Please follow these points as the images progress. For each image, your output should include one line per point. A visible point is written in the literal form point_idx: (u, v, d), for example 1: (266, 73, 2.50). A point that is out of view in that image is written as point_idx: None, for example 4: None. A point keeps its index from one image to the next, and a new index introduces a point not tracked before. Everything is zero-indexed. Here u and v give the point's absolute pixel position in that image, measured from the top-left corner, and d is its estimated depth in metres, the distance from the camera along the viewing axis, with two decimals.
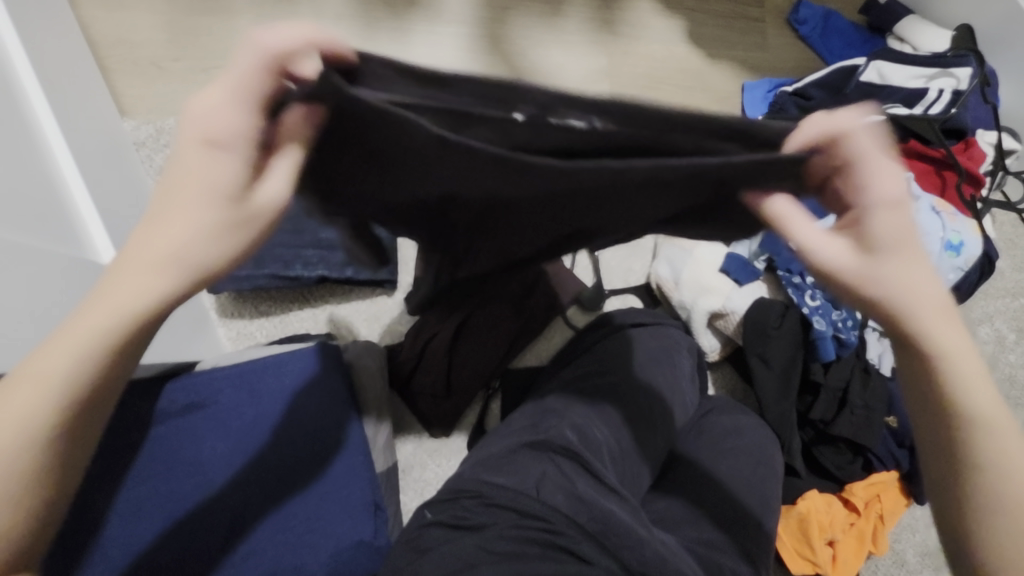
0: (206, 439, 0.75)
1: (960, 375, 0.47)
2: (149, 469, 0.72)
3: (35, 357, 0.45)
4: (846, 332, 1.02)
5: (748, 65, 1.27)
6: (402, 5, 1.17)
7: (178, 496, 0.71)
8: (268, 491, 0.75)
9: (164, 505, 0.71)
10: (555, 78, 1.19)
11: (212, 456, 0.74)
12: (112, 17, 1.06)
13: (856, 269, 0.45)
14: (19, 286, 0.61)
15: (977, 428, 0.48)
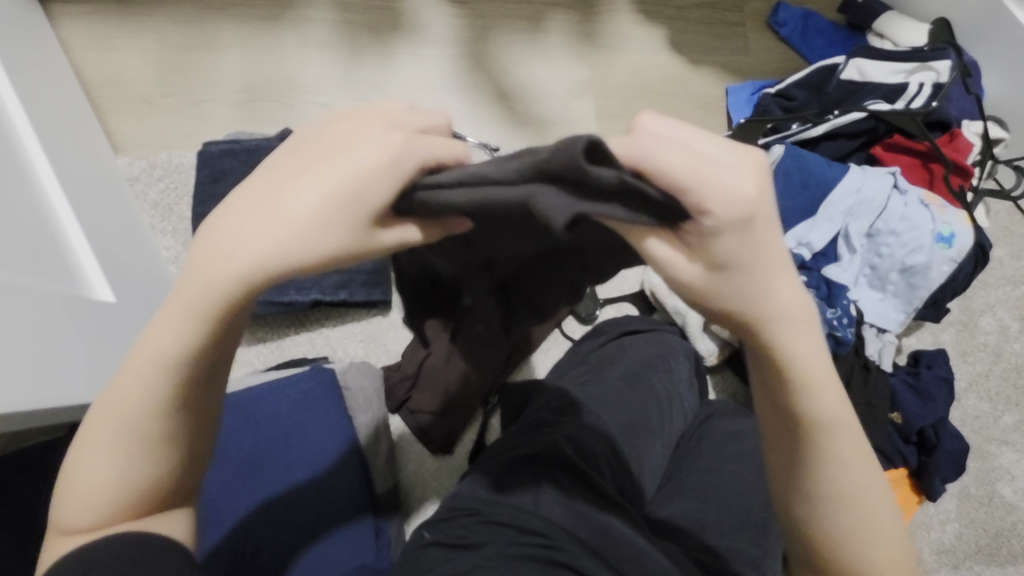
0: (253, 441, 0.82)
1: (833, 435, 0.47)
2: (241, 466, 0.80)
3: (105, 401, 0.46)
4: (842, 330, 0.94)
5: (731, 69, 1.29)
6: (384, 29, 1.19)
7: (257, 488, 0.80)
8: (281, 508, 0.79)
9: (243, 490, 0.79)
10: (540, 93, 1.21)
11: (275, 458, 0.82)
12: (103, 58, 1.08)
13: (704, 282, 0.38)
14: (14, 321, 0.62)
15: (830, 464, 0.48)
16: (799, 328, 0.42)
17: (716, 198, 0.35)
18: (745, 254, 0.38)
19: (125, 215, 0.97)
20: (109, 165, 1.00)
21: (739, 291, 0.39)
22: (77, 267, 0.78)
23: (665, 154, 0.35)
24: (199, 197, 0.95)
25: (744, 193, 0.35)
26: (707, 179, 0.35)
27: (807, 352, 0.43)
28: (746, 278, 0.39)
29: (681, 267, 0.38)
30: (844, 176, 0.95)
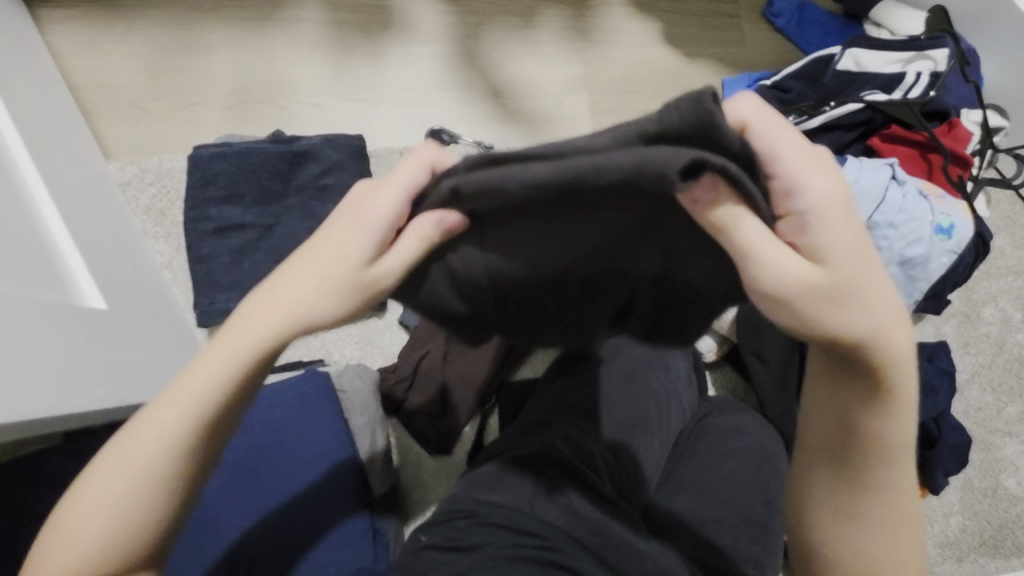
0: (245, 446, 0.81)
1: (894, 439, 0.50)
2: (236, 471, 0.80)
3: (117, 448, 0.50)
4: None
5: (726, 61, 1.27)
6: (375, 28, 1.18)
7: (252, 493, 0.79)
8: (277, 513, 0.79)
9: (238, 495, 0.79)
10: (533, 89, 1.20)
11: (269, 464, 0.81)
12: (92, 63, 1.08)
13: (824, 276, 0.41)
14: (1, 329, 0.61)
15: (878, 464, 0.51)
16: (885, 331, 0.44)
17: (818, 177, 0.40)
18: (845, 247, 0.41)
19: (116, 220, 0.96)
20: (101, 171, 1.00)
21: (846, 278, 0.42)
22: (65, 271, 0.77)
23: (776, 130, 0.39)
24: (191, 201, 0.95)
25: (830, 186, 0.40)
26: (806, 163, 0.40)
27: (889, 358, 0.45)
28: (849, 267, 0.42)
29: (796, 266, 0.41)
30: (841, 167, 0.94)
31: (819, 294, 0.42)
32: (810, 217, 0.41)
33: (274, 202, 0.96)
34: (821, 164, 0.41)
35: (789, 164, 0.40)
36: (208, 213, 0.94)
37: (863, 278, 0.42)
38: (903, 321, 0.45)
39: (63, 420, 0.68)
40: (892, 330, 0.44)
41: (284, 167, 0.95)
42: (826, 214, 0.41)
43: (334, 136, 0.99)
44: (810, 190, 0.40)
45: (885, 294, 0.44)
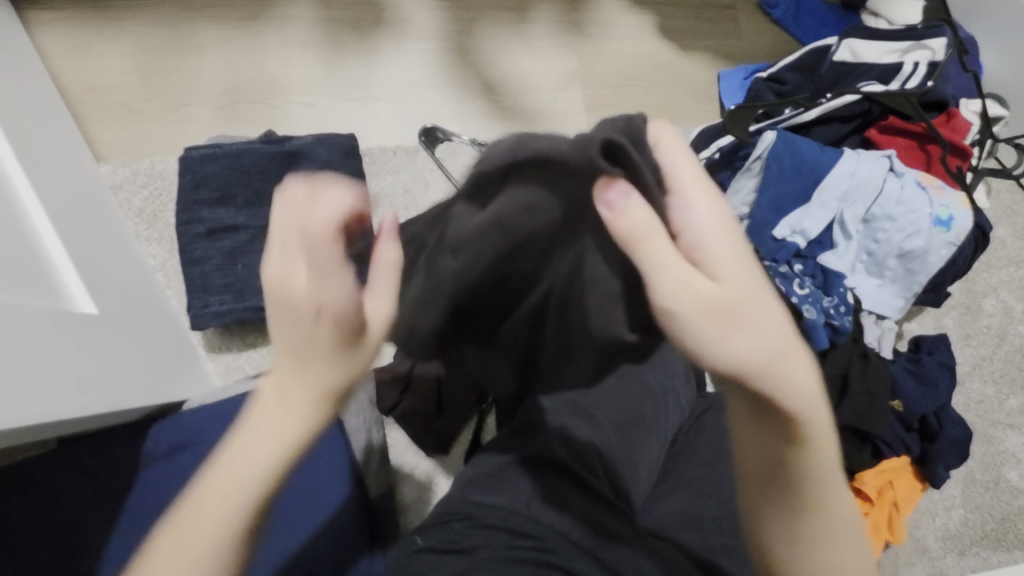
0: None
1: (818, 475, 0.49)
2: None
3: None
4: (839, 319, 0.92)
5: (722, 54, 1.26)
6: (367, 25, 1.17)
7: None
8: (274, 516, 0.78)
9: None
10: (527, 85, 1.19)
11: None
12: (82, 65, 1.07)
13: (718, 294, 0.42)
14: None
15: (804, 500, 0.49)
16: (793, 364, 0.44)
17: (697, 206, 0.44)
18: (738, 271, 0.43)
19: (109, 224, 0.96)
20: (92, 174, 0.99)
21: (744, 300, 0.43)
22: (55, 275, 0.76)
23: (677, 157, 0.44)
24: (182, 203, 0.94)
25: (712, 216, 0.44)
26: (696, 191, 0.44)
27: (801, 393, 0.45)
28: (744, 290, 0.43)
29: (687, 277, 0.42)
30: (839, 160, 0.93)
31: (718, 322, 0.42)
32: (697, 239, 0.44)
33: (267, 203, 0.95)
34: (709, 196, 0.44)
35: (682, 191, 0.44)
36: (200, 215, 0.93)
37: (759, 306, 0.43)
38: (801, 354, 0.45)
39: (57, 425, 0.67)
40: (792, 358, 0.44)
41: (276, 167, 0.95)
42: (719, 238, 0.43)
43: (325, 136, 0.98)
44: (695, 220, 0.44)
45: (782, 325, 0.44)
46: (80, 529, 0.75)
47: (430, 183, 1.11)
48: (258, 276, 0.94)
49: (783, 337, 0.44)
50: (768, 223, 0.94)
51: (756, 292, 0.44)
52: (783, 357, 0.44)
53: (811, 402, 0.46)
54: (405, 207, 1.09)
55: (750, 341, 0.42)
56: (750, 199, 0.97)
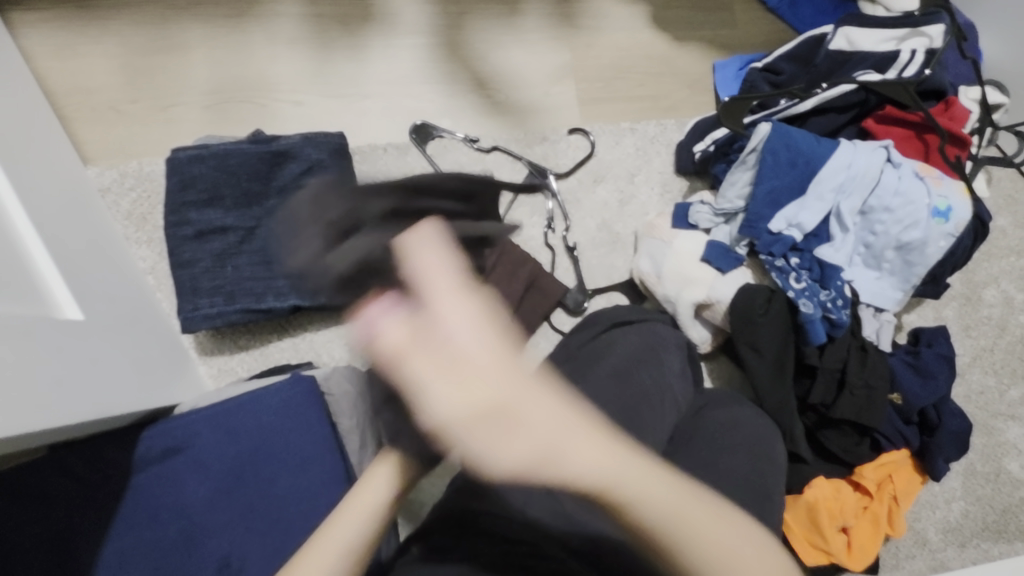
0: (233, 455, 0.80)
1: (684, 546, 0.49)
2: (225, 482, 0.79)
3: None
4: (837, 312, 0.91)
5: (717, 44, 1.24)
6: (355, 21, 1.15)
7: (242, 503, 0.78)
8: (267, 522, 0.77)
9: (228, 505, 0.78)
10: (519, 79, 1.17)
11: (258, 474, 0.80)
12: (66, 66, 1.05)
13: (476, 400, 0.42)
14: None
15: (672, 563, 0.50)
16: (584, 450, 0.45)
17: (449, 308, 0.44)
18: (496, 372, 0.43)
19: (97, 227, 0.95)
20: (79, 177, 0.98)
21: (510, 400, 0.43)
22: (39, 281, 0.75)
23: (432, 260, 0.46)
24: (169, 205, 0.93)
25: (473, 320, 0.44)
26: (443, 288, 0.44)
27: (610, 476, 0.46)
28: (506, 395, 0.43)
29: (447, 390, 0.42)
30: (835, 151, 0.91)
31: (494, 429, 0.43)
32: (451, 344, 0.43)
33: (256, 204, 0.94)
34: (456, 292, 0.45)
35: (420, 287, 0.45)
36: (188, 218, 0.92)
37: (526, 403, 0.43)
38: (585, 436, 0.46)
39: (43, 433, 0.67)
40: (582, 440, 0.46)
41: (265, 167, 0.94)
42: (476, 337, 0.43)
43: (313, 135, 0.97)
44: (456, 327, 0.43)
45: (558, 416, 0.45)
46: (75, 536, 0.74)
47: None
48: (248, 277, 0.93)
49: (568, 428, 0.45)
50: (763, 217, 0.93)
51: (529, 387, 0.44)
52: (573, 443, 0.45)
53: (627, 467, 0.47)
54: None
55: (533, 439, 0.43)
56: (745, 192, 0.97)
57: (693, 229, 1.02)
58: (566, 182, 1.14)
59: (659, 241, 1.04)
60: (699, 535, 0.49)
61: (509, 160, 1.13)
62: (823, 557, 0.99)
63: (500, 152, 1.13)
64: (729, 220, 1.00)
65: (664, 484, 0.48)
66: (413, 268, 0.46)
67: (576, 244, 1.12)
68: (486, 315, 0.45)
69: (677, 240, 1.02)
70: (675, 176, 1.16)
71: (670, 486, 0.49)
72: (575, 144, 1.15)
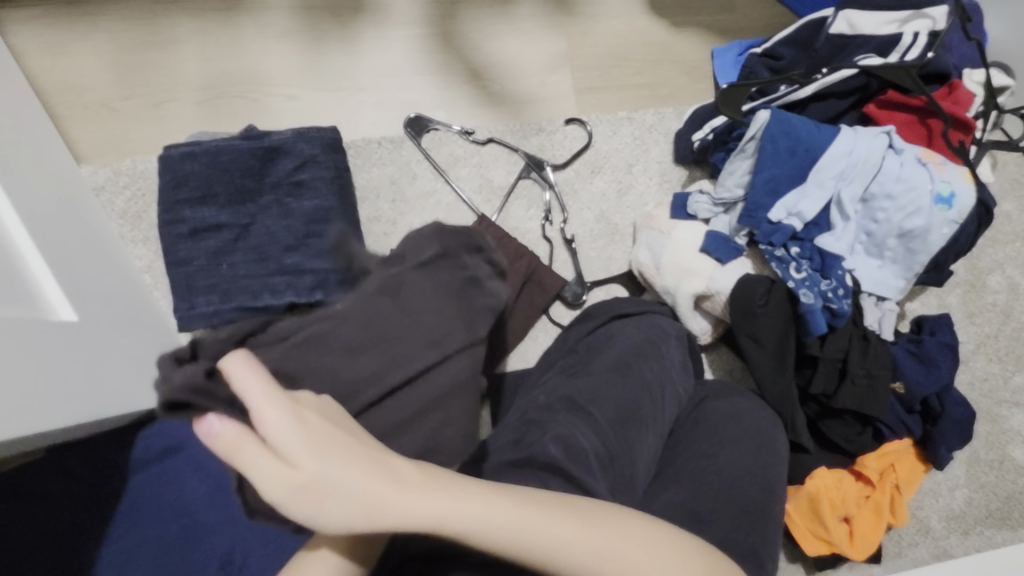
0: None
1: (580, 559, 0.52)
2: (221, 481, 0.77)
3: None
4: (839, 302, 0.90)
5: (716, 29, 1.22)
6: (347, 12, 1.13)
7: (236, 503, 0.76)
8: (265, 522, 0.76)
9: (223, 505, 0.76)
10: (515, 69, 1.16)
11: None
12: (56, 63, 1.04)
13: (304, 485, 0.45)
14: None
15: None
16: (428, 499, 0.48)
17: (262, 412, 0.45)
18: (316, 456, 0.45)
19: (91, 227, 0.94)
20: (73, 177, 0.97)
21: (342, 478, 0.45)
22: (32, 282, 0.74)
23: (247, 377, 0.45)
24: (163, 204, 0.92)
25: (287, 419, 0.45)
26: (251, 392, 0.45)
27: (470, 520, 0.49)
28: (346, 469, 0.46)
29: (271, 481, 0.44)
30: (835, 138, 0.90)
31: (314, 506, 0.45)
32: (266, 441, 0.45)
33: (249, 201, 0.93)
34: (275, 395, 0.45)
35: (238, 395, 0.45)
36: (182, 216, 0.92)
37: (365, 480, 0.46)
38: (416, 486, 0.48)
39: (40, 435, 0.66)
40: (408, 493, 0.48)
41: (258, 163, 0.93)
42: (290, 429, 0.45)
43: (306, 130, 0.96)
44: (274, 430, 0.45)
45: (398, 478, 0.48)
46: (77, 534, 0.76)
47: (418, 174, 1.09)
48: (244, 275, 0.92)
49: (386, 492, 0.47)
50: (763, 207, 0.91)
51: (346, 458, 0.46)
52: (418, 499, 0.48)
53: (467, 505, 0.50)
54: (393, 200, 1.08)
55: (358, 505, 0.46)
56: (744, 181, 0.96)
57: (692, 219, 1.01)
58: (563, 174, 1.13)
59: (657, 232, 1.02)
60: (558, 551, 0.51)
61: (505, 152, 1.12)
62: (824, 547, 0.99)
63: (496, 144, 1.11)
64: (728, 210, 0.99)
65: (506, 515, 0.51)
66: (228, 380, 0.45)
67: (574, 236, 1.11)
68: (297, 409, 0.46)
69: (676, 231, 1.01)
70: (674, 166, 1.15)
71: (519, 510, 0.51)
72: (573, 135, 1.14)
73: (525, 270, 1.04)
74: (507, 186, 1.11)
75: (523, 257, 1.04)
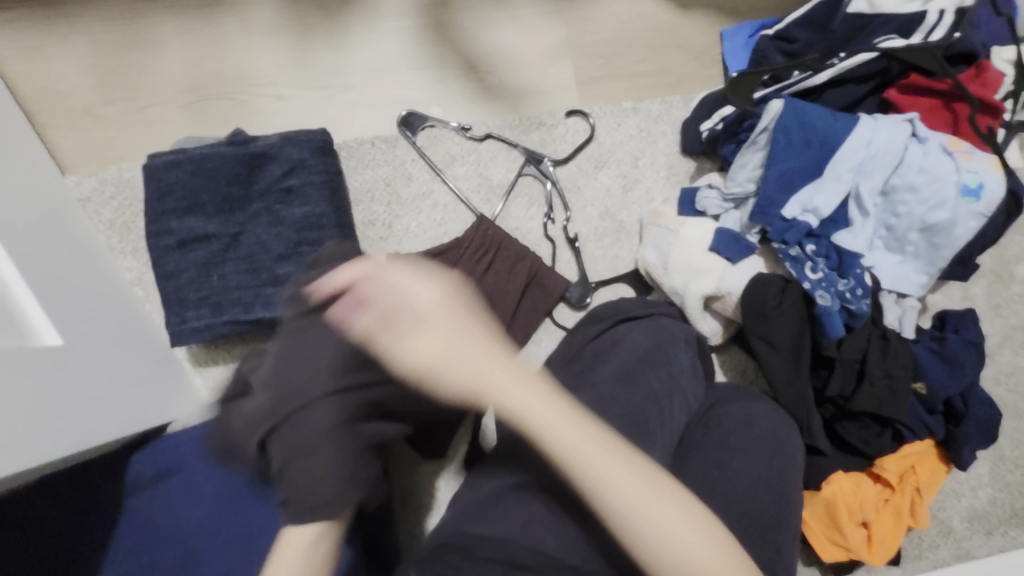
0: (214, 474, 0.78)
1: (623, 499, 0.57)
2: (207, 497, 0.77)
3: None
4: (857, 303, 0.85)
5: (726, 9, 1.15)
6: (334, 4, 1.08)
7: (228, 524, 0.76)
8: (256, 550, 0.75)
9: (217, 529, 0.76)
10: (512, 60, 1.10)
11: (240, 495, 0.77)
12: (35, 69, 1.01)
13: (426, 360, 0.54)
14: None
15: (613, 512, 0.58)
16: (518, 395, 0.57)
17: (408, 287, 0.55)
18: (440, 326, 0.54)
19: (78, 239, 0.91)
20: (57, 188, 0.94)
21: (470, 353, 0.55)
22: (13, 306, 0.71)
23: (394, 271, 0.56)
24: (149, 215, 0.89)
25: (423, 296, 0.55)
26: (403, 267, 0.56)
27: (556, 431, 0.57)
28: (472, 346, 0.55)
29: (410, 347, 0.54)
30: (854, 127, 0.84)
31: (419, 355, 0.54)
32: (415, 322, 0.54)
33: (238, 209, 0.90)
34: (426, 278, 0.56)
35: (366, 276, 0.56)
36: (169, 227, 0.88)
37: (483, 357, 0.56)
38: (523, 387, 0.57)
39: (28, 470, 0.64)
40: (524, 391, 0.57)
41: (244, 171, 0.89)
42: (438, 302, 0.55)
43: (293, 133, 0.91)
44: (409, 292, 0.55)
45: (507, 376, 0.56)
46: None
47: (413, 175, 1.05)
48: (236, 287, 0.89)
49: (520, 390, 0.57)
50: (776, 202, 0.86)
51: (469, 340, 0.55)
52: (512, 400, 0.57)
53: (552, 415, 0.58)
54: (388, 202, 1.04)
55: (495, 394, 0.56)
56: (756, 174, 0.90)
57: (700, 216, 0.96)
58: (565, 169, 1.08)
59: (665, 230, 0.98)
60: (602, 480, 0.58)
61: (504, 148, 1.07)
62: (841, 552, 0.96)
63: (494, 140, 1.07)
64: (739, 206, 0.94)
65: (575, 437, 0.57)
66: (350, 280, 0.57)
67: (578, 235, 1.07)
68: (438, 290, 0.55)
69: (685, 228, 0.96)
70: (682, 158, 1.10)
71: (587, 438, 0.58)
72: (574, 129, 1.09)
73: (527, 274, 1.01)
74: (506, 184, 1.06)
75: (524, 260, 1.01)
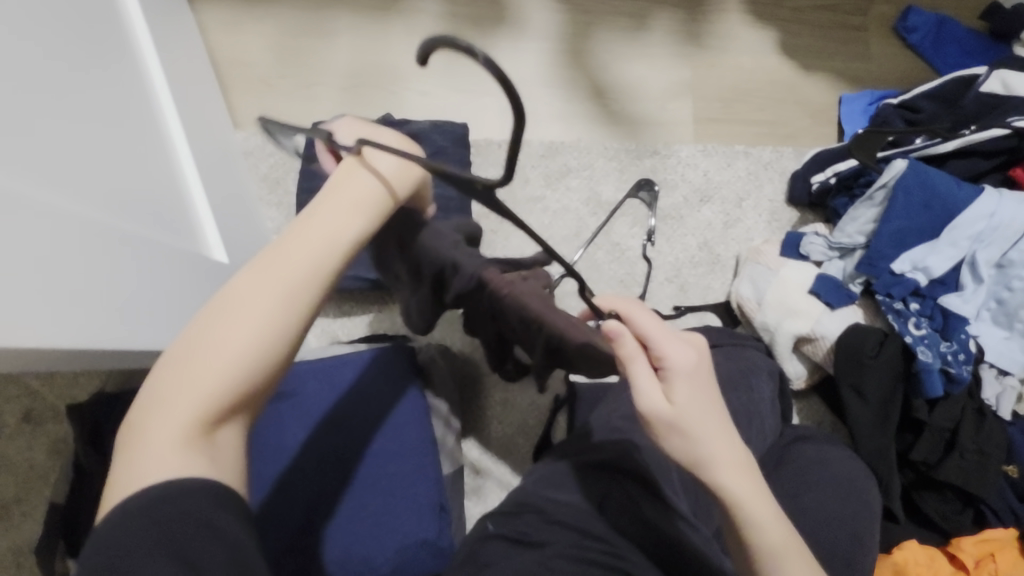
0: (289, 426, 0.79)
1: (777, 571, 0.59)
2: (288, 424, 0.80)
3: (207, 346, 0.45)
4: (957, 367, 0.87)
5: (848, 76, 1.21)
6: (487, 22, 1.20)
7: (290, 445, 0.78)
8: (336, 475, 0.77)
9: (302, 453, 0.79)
10: (638, 92, 1.19)
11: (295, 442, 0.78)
12: (230, 39, 1.17)
13: (671, 375, 0.56)
14: (160, 273, 0.67)
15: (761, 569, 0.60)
16: (753, 497, 0.58)
17: (667, 344, 0.56)
18: (685, 362, 0.56)
19: (239, 185, 1.04)
20: (230, 139, 1.08)
21: (707, 444, 0.57)
22: (196, 228, 0.83)
23: (644, 320, 0.57)
24: (304, 172, 1.00)
25: (688, 354, 0.56)
26: (637, 309, 0.57)
27: (758, 531, 0.58)
28: (712, 428, 0.57)
29: (653, 400, 0.56)
30: (975, 199, 0.87)
31: (651, 381, 0.56)
32: (654, 345, 0.56)
33: None
34: (671, 332, 0.57)
35: (628, 314, 0.57)
36: (318, 185, 1.00)
37: (720, 442, 0.57)
38: (761, 494, 0.59)
39: None
40: (750, 489, 0.58)
41: None
42: (683, 353, 0.56)
43: (438, 123, 1.03)
44: (649, 329, 0.57)
45: (741, 466, 0.58)
46: None
47: (530, 179, 1.13)
48: None
49: (724, 440, 0.57)
50: (885, 256, 0.89)
51: (707, 414, 0.57)
52: (724, 481, 0.58)
53: (749, 506, 0.58)
54: (504, 199, 1.12)
55: (693, 452, 0.57)
56: (867, 228, 0.94)
57: (804, 261, 0.99)
58: (671, 198, 1.14)
59: (764, 267, 1.00)
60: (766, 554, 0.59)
61: (617, 169, 1.15)
62: None
63: (609, 160, 1.15)
64: (844, 256, 0.97)
65: (761, 522, 0.58)
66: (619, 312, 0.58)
67: (675, 260, 1.12)
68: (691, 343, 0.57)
69: (785, 269, 0.99)
70: (786, 207, 1.14)
71: (777, 526, 0.59)
72: (686, 161, 1.15)
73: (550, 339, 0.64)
74: (614, 202, 1.13)
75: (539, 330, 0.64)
